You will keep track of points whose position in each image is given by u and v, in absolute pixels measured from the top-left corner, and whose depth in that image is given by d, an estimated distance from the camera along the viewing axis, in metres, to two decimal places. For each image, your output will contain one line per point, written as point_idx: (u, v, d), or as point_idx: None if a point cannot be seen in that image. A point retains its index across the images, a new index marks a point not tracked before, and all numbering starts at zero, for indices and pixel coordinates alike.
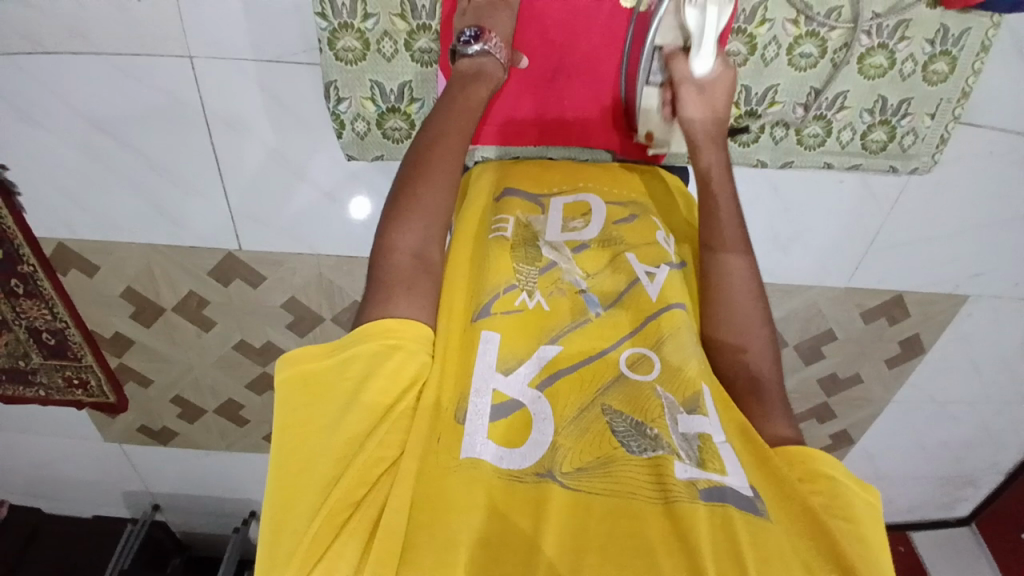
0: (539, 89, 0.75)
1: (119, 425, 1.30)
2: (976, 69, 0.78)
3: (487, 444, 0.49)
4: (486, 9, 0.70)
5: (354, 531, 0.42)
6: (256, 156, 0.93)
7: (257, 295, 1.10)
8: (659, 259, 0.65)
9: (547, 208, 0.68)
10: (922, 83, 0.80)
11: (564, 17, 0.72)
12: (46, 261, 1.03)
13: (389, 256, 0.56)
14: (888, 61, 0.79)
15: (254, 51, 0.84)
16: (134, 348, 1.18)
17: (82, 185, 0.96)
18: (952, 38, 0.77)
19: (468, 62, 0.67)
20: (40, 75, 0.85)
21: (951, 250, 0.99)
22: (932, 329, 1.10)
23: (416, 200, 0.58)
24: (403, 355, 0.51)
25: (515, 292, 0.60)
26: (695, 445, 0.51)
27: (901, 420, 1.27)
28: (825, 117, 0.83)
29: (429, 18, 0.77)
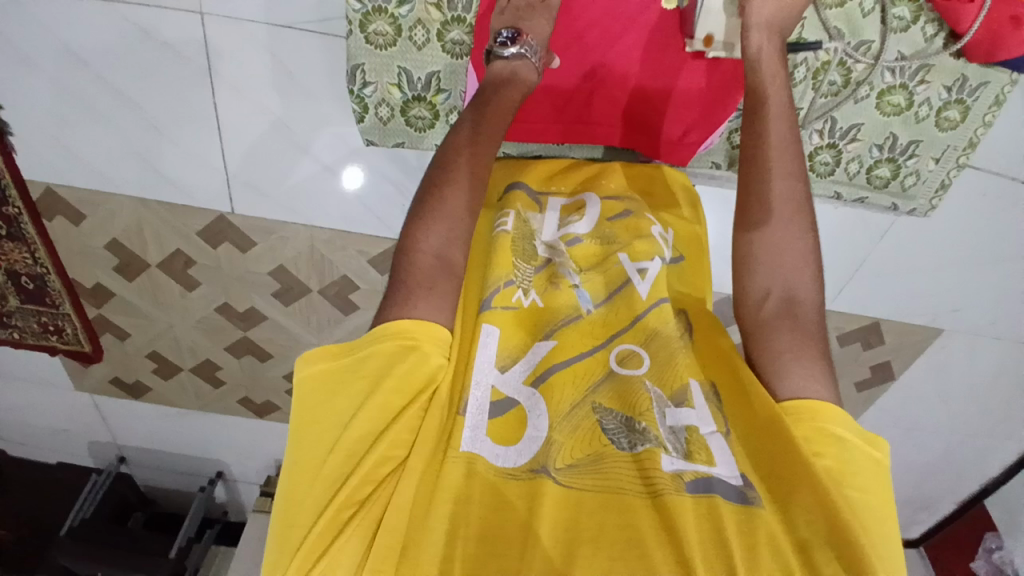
0: (565, 90, 0.75)
1: (92, 377, 1.29)
2: (986, 122, 0.79)
3: (483, 441, 0.49)
4: (523, 11, 0.68)
5: (357, 528, 0.44)
6: (260, 120, 0.92)
7: (246, 260, 1.09)
8: (652, 253, 0.65)
9: (546, 208, 0.68)
10: (933, 127, 0.81)
11: (600, 18, 0.71)
12: (31, 204, 1.01)
13: (411, 257, 0.54)
14: (906, 102, 0.79)
15: (267, 14, 0.82)
16: (115, 301, 1.16)
17: (75, 131, 0.93)
18: (969, 88, 0.77)
19: (502, 65, 0.66)
20: (40, 13, 0.82)
21: (933, 285, 1.02)
22: (904, 357, 1.14)
23: (441, 202, 0.56)
24: (419, 356, 0.50)
25: (511, 289, 0.60)
26: (681, 438, 0.52)
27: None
28: (836, 146, 0.83)
29: (466, 10, 0.73)
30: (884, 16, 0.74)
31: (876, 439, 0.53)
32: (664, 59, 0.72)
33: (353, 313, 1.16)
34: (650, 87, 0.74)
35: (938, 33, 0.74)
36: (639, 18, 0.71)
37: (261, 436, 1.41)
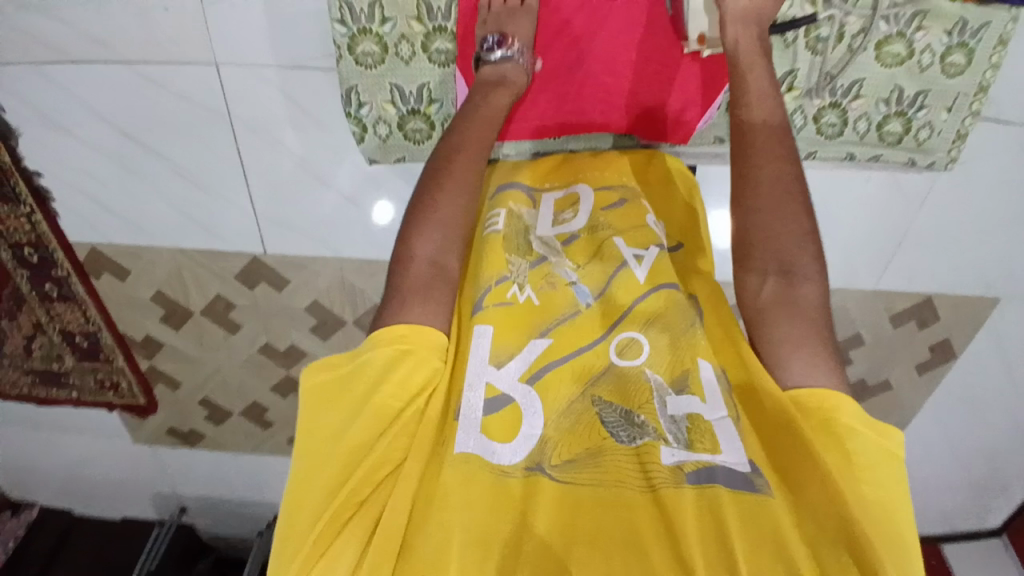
0: (559, 85, 0.73)
1: (148, 427, 1.34)
2: (994, 63, 0.74)
3: (478, 439, 0.50)
4: (507, 16, 0.70)
5: (357, 526, 0.45)
6: (286, 165, 0.96)
7: (283, 299, 1.12)
8: (648, 241, 0.65)
9: (539, 202, 0.68)
10: (940, 75, 0.75)
11: (585, 8, 0.70)
12: (79, 266, 1.07)
13: (407, 265, 0.56)
14: (906, 50, 0.74)
15: (278, 60, 0.86)
16: (163, 351, 1.21)
17: (114, 191, 0.99)
18: (971, 30, 0.72)
19: (490, 67, 0.68)
20: (78, 86, 0.89)
21: (984, 250, 0.96)
22: (964, 332, 1.07)
23: (436, 207, 0.58)
24: (413, 362, 0.51)
25: (505, 284, 0.60)
26: (682, 426, 0.51)
27: (933, 427, 1.23)
28: (840, 105, 0.78)
29: (445, 18, 0.73)
30: None
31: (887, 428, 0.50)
32: (656, 39, 0.70)
33: None
34: (647, 68, 0.72)
35: None
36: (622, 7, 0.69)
37: None
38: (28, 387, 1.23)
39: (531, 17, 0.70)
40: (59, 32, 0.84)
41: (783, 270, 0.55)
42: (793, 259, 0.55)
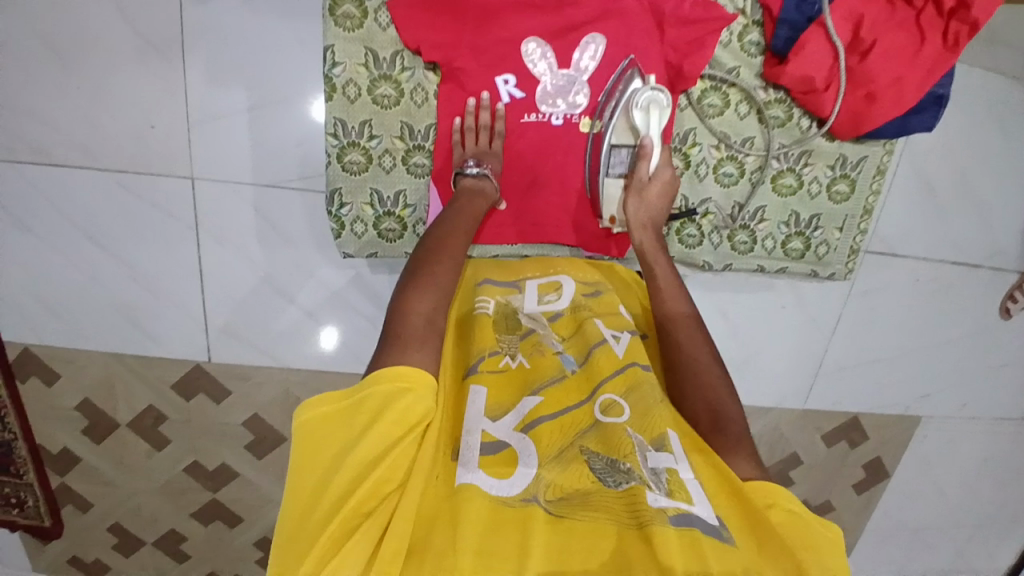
0: (513, 198, 0.82)
1: (47, 556, 1.17)
2: (874, 189, 0.89)
3: (477, 473, 0.49)
4: (483, 147, 0.78)
5: (364, 535, 0.46)
6: (247, 279, 0.98)
7: (221, 412, 1.06)
8: (623, 326, 0.67)
9: (524, 288, 0.72)
10: (828, 201, 0.90)
11: (536, 141, 0.80)
12: (7, 365, 1.01)
13: (406, 317, 0.56)
14: (797, 182, 0.89)
15: (255, 176, 0.93)
16: (78, 468, 1.10)
17: (65, 288, 0.98)
18: (851, 164, 0.88)
19: (469, 180, 0.75)
20: (52, 186, 0.92)
21: (892, 372, 1.08)
22: (891, 452, 1.14)
23: (433, 274, 0.61)
24: (412, 399, 0.50)
25: (498, 356, 0.61)
26: (663, 478, 0.50)
27: (880, 551, 1.23)
28: (748, 227, 0.91)
29: (425, 139, 0.82)
30: (761, 117, 0.85)
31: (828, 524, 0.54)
32: None
33: None
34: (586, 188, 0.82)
35: (812, 123, 0.85)
36: (565, 139, 0.80)
37: None
38: None
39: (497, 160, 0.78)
40: (44, 136, 0.90)
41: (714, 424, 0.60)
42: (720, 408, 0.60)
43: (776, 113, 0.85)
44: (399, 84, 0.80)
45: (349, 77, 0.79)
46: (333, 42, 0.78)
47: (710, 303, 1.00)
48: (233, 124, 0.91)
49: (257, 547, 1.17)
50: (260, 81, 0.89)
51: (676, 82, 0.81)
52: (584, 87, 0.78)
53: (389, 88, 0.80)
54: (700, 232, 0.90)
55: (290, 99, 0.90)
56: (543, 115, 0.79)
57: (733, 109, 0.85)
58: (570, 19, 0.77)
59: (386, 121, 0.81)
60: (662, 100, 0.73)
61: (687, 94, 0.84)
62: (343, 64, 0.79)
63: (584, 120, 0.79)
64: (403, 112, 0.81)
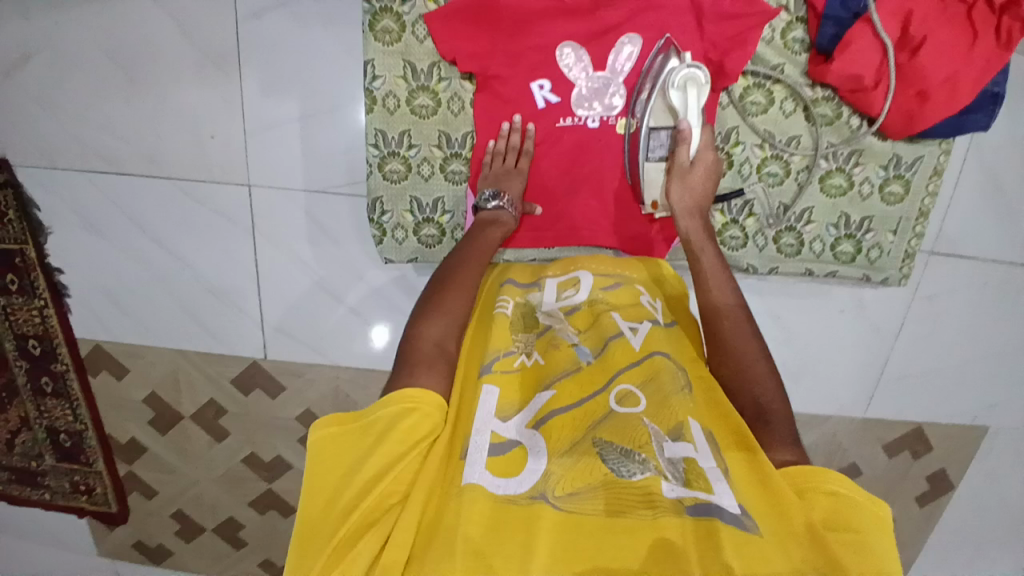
0: (548, 202, 0.82)
1: (115, 539, 1.26)
2: (930, 191, 0.84)
3: (484, 472, 0.48)
4: (500, 172, 0.79)
5: (365, 549, 0.44)
6: (302, 282, 1.03)
7: (274, 406, 1.11)
8: (641, 316, 0.65)
9: (541, 287, 0.71)
10: (880, 203, 0.86)
11: (572, 144, 0.80)
12: (80, 361, 1.09)
13: (414, 344, 0.57)
14: (847, 183, 0.85)
15: (306, 183, 0.97)
16: (145, 457, 1.17)
17: (132, 289, 1.05)
18: (905, 164, 0.84)
19: (487, 213, 0.76)
20: (122, 195, 0.99)
21: (956, 380, 1.01)
22: (956, 463, 1.07)
23: (443, 301, 0.62)
24: (418, 417, 0.50)
25: (513, 355, 0.60)
26: (680, 468, 0.49)
27: (947, 567, 1.16)
28: (795, 229, 0.87)
29: (462, 146, 0.84)
30: (807, 115, 0.82)
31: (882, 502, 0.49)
32: None
33: None
34: (623, 190, 0.81)
35: (861, 122, 0.82)
36: (601, 142, 0.79)
37: None
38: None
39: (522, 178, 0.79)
40: (113, 148, 0.97)
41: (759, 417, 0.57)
42: (765, 400, 0.57)
43: (824, 111, 0.82)
44: (437, 93, 0.82)
45: (388, 89, 0.81)
46: (373, 56, 0.80)
47: (762, 308, 0.97)
48: (285, 133, 0.95)
49: None
50: (308, 91, 0.93)
51: (717, 81, 0.79)
52: (621, 88, 0.78)
53: (427, 98, 0.82)
54: (743, 234, 0.87)
55: (336, 108, 0.94)
56: (579, 118, 0.79)
57: (778, 106, 0.82)
58: (607, 21, 0.77)
59: (425, 130, 0.83)
60: (699, 78, 0.72)
61: (729, 91, 0.82)
62: (383, 77, 0.81)
63: (621, 121, 0.78)
64: (441, 121, 0.83)
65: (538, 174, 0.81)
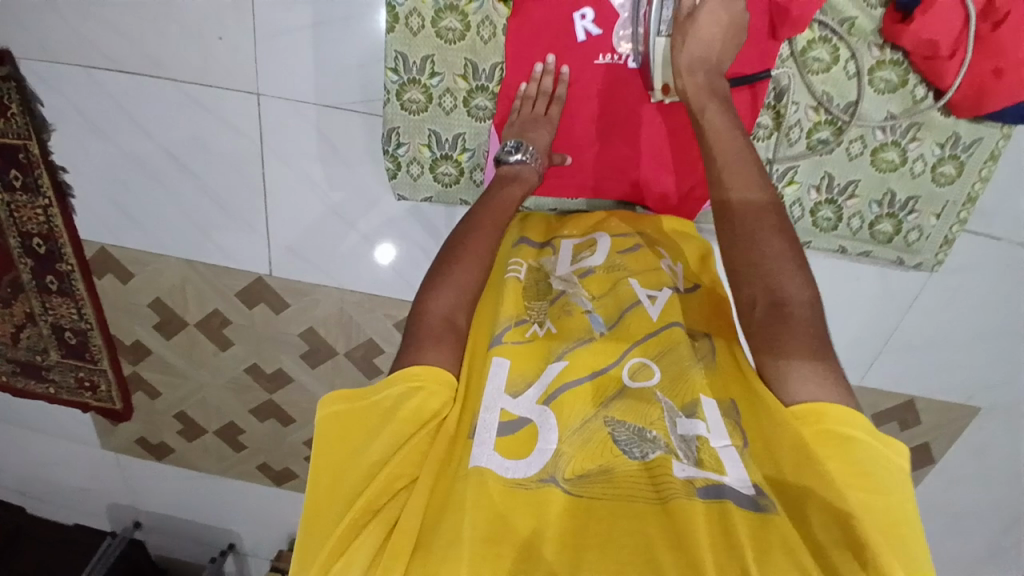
0: (579, 150, 0.78)
1: (119, 434, 1.30)
2: (983, 176, 0.79)
3: (491, 455, 0.47)
4: (527, 121, 0.74)
5: (372, 531, 0.44)
6: (311, 202, 0.99)
7: (278, 321, 1.11)
8: (661, 283, 0.62)
9: (557, 249, 0.68)
10: (930, 183, 0.81)
11: (609, 87, 0.75)
12: (85, 262, 1.08)
13: (421, 317, 0.54)
14: (900, 158, 0.80)
15: (317, 97, 0.92)
16: (150, 359, 1.19)
17: (135, 193, 1.02)
18: (963, 145, 0.78)
19: (508, 167, 0.70)
20: (124, 93, 0.94)
21: (965, 364, 0.98)
22: (942, 437, 1.06)
23: (450, 271, 0.57)
24: (423, 397, 0.49)
25: (527, 324, 0.59)
26: (692, 446, 0.48)
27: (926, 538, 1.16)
28: (835, 202, 0.83)
29: (489, 78, 0.79)
30: (871, 79, 0.76)
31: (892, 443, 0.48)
32: (671, 113, 0.75)
33: (376, 378, 1.13)
34: (658, 144, 0.76)
35: (927, 93, 0.76)
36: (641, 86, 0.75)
37: (277, 507, 1.36)
38: (6, 376, 1.21)
39: (550, 127, 0.74)
40: (114, 40, 0.91)
41: (772, 305, 0.52)
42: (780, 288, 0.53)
43: (888, 76, 0.76)
44: (466, 15, 0.76)
45: (412, 7, 0.76)
46: None
47: None
48: (296, 42, 0.89)
49: (308, 446, 1.24)
50: None
51: (779, 30, 0.71)
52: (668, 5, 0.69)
53: (455, 20, 0.76)
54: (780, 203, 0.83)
55: (350, 20, 0.87)
56: (619, 56, 0.73)
57: (841, 66, 0.76)
58: None
59: (449, 58, 0.78)
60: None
61: (791, 42, 0.75)
62: None
63: None
64: (468, 48, 0.78)
65: (572, 119, 0.77)
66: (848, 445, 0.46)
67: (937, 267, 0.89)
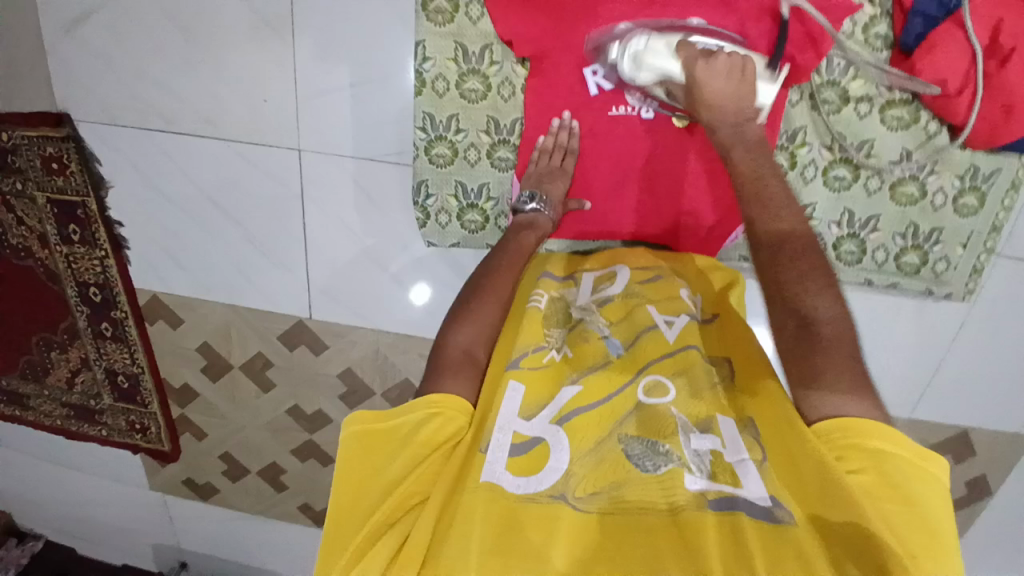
0: (601, 197, 0.81)
1: (166, 475, 1.35)
2: (1006, 206, 0.79)
3: (504, 474, 0.48)
4: (544, 174, 0.78)
5: (386, 544, 0.46)
6: (350, 248, 1.05)
7: (318, 363, 1.15)
8: (679, 309, 0.64)
9: (580, 280, 0.70)
10: (952, 215, 0.80)
11: (625, 136, 0.78)
12: (138, 310, 1.15)
13: (443, 349, 0.56)
14: (919, 191, 0.80)
15: (354, 150, 0.98)
16: (196, 401, 1.24)
17: (186, 246, 1.09)
18: (982, 176, 0.78)
19: (524, 215, 0.74)
20: (175, 154, 1.02)
21: (1015, 395, 0.94)
22: (997, 470, 1.00)
23: (471, 309, 0.60)
24: (439, 422, 0.51)
25: (544, 350, 0.59)
26: (705, 460, 0.49)
27: None
28: (857, 236, 0.83)
29: (511, 133, 0.83)
30: (883, 118, 0.77)
31: (931, 455, 0.48)
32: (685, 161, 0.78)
33: None
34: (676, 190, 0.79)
35: (941, 128, 0.77)
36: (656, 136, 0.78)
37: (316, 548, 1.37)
38: (61, 420, 1.28)
39: (565, 178, 0.78)
40: (171, 106, 0.99)
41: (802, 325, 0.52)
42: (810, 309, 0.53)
43: (900, 114, 0.77)
44: (488, 77, 0.81)
45: (438, 72, 0.81)
46: (425, 36, 0.80)
47: None
48: (336, 100, 0.95)
49: None
50: (362, 58, 0.92)
51: (789, 78, 0.74)
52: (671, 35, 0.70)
53: (477, 82, 0.81)
54: None
55: (384, 79, 0.93)
56: (632, 108, 0.77)
57: (853, 107, 0.77)
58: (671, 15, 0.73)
59: (473, 116, 0.83)
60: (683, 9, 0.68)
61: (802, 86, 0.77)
62: (433, 58, 0.81)
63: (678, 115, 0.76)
64: (490, 107, 0.83)
65: (587, 168, 0.80)
66: (880, 457, 0.46)
67: (970, 297, 0.87)
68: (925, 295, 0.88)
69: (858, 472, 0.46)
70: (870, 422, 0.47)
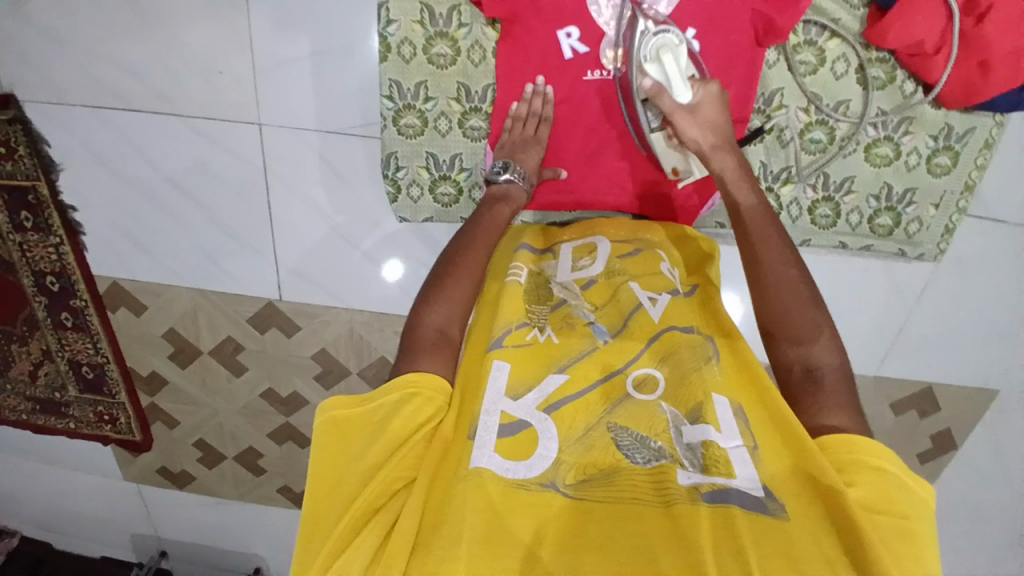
0: (579, 165, 0.79)
1: (140, 465, 1.32)
2: (978, 164, 0.80)
3: (491, 456, 0.48)
4: (519, 143, 0.76)
5: (371, 531, 0.45)
6: (320, 227, 1.01)
7: (291, 345, 1.11)
8: (661, 286, 0.63)
9: (558, 253, 0.69)
10: (926, 174, 0.81)
11: (602, 101, 0.76)
12: (98, 297, 1.10)
13: (416, 330, 0.56)
14: (893, 152, 0.80)
15: (319, 123, 0.94)
16: (167, 389, 1.21)
17: (144, 228, 1.04)
18: (956, 135, 0.79)
19: (498, 187, 0.72)
20: (129, 132, 0.97)
21: (981, 350, 0.97)
22: (964, 424, 1.02)
23: (446, 287, 0.58)
24: (418, 403, 0.50)
25: (526, 329, 0.58)
26: (698, 453, 0.49)
27: None
28: (833, 199, 0.83)
29: (482, 100, 0.81)
30: (859, 77, 0.77)
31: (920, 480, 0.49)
32: None
33: None
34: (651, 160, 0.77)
35: (916, 88, 0.77)
36: None
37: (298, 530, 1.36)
38: (25, 414, 1.23)
39: (540, 147, 0.76)
40: (122, 81, 0.94)
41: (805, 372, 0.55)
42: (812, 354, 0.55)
43: (876, 74, 0.77)
44: (456, 41, 0.79)
45: (404, 36, 0.78)
46: None
47: None
48: (298, 70, 0.91)
49: None
50: (325, 27, 0.89)
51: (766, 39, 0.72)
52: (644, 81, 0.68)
53: (445, 46, 0.79)
54: (777, 206, 0.84)
55: (348, 49, 0.89)
56: (607, 71, 0.74)
57: (829, 67, 0.77)
58: None
59: (442, 83, 0.80)
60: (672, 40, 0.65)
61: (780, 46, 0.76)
62: (398, 21, 0.78)
63: None
64: (460, 72, 0.80)
65: (564, 136, 0.78)
66: (874, 473, 0.47)
67: (939, 256, 0.90)
68: (897, 256, 0.89)
69: (858, 481, 0.47)
70: (865, 440, 0.49)
